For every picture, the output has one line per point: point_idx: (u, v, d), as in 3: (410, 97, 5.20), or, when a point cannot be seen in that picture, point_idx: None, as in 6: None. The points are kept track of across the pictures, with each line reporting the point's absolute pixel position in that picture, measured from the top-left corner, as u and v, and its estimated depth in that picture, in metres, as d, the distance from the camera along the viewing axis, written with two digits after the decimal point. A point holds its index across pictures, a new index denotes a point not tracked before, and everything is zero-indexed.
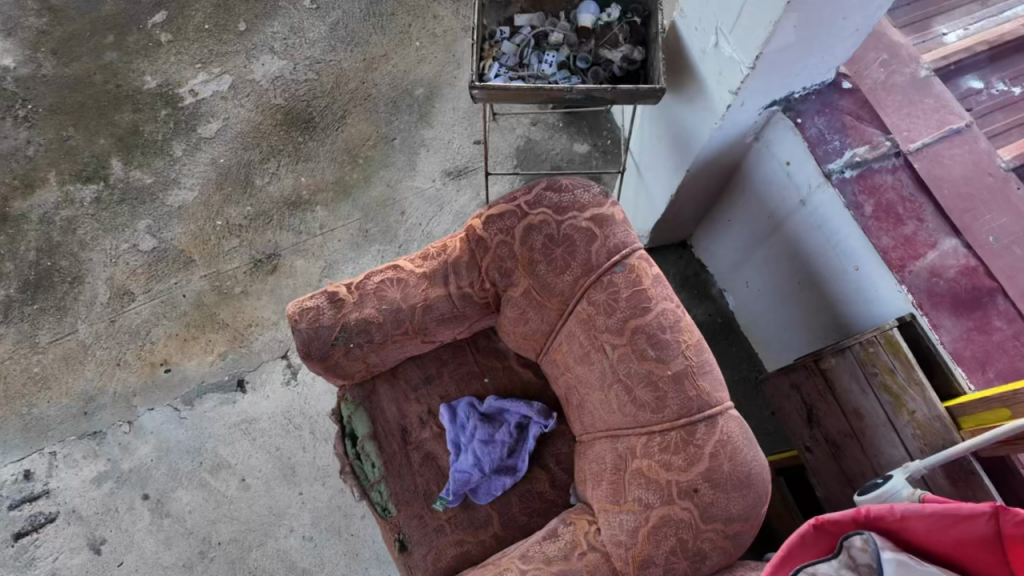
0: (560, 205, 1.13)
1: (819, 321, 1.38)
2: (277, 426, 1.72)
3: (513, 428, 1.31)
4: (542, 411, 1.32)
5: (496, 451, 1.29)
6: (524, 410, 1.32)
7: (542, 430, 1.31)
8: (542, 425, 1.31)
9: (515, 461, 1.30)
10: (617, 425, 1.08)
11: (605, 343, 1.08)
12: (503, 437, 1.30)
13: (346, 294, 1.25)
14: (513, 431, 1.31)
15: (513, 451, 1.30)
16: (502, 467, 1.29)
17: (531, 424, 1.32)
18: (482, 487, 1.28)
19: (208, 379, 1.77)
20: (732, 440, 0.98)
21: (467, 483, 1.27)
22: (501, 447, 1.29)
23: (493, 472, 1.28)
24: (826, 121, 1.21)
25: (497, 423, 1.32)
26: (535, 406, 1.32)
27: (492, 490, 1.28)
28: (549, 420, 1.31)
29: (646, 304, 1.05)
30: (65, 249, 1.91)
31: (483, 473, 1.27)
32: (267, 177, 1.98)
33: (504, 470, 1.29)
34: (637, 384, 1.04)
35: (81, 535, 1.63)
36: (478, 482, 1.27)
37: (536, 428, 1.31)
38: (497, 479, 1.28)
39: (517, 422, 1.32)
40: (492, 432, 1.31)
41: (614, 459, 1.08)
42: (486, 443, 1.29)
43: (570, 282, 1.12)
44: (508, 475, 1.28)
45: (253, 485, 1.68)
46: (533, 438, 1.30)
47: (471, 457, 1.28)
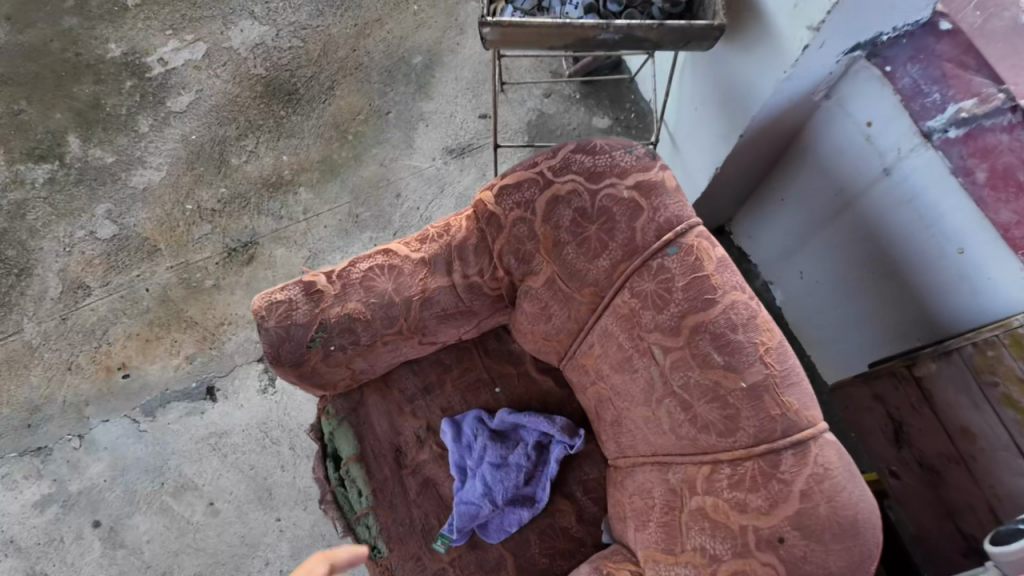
0: (594, 169, 0.90)
1: (899, 317, 1.14)
2: (251, 441, 1.49)
3: (531, 449, 1.08)
4: (567, 428, 1.08)
5: (510, 477, 1.05)
6: (545, 426, 1.08)
7: (567, 451, 1.07)
8: (567, 444, 1.07)
9: (533, 488, 1.07)
10: (671, 450, 0.86)
11: (654, 345, 0.85)
12: (519, 459, 1.07)
13: (325, 285, 1.01)
14: (531, 452, 1.07)
15: (532, 477, 1.07)
16: (518, 496, 1.06)
17: (554, 443, 1.08)
18: (493, 521, 1.05)
19: (172, 387, 1.53)
20: (831, 474, 0.74)
21: (474, 517, 1.04)
22: (516, 472, 1.06)
23: (506, 502, 1.05)
24: (922, 69, 0.93)
25: (511, 442, 1.09)
26: (558, 421, 1.08)
27: (505, 524, 1.05)
28: (576, 439, 1.07)
29: (709, 295, 0.81)
30: (12, 236, 1.67)
31: (495, 504, 1.04)
32: (244, 156, 1.75)
33: (520, 501, 1.06)
34: (698, 399, 0.81)
35: (19, 570, 1.39)
36: (487, 515, 1.04)
37: (559, 448, 1.07)
38: (511, 512, 1.05)
39: (537, 440, 1.08)
40: (505, 453, 1.07)
41: (667, 494, 0.86)
42: (497, 467, 1.06)
43: (607, 268, 0.89)
44: (525, 506, 1.05)
45: (222, 510, 1.44)
46: (555, 461, 1.06)
47: (480, 484, 1.05)
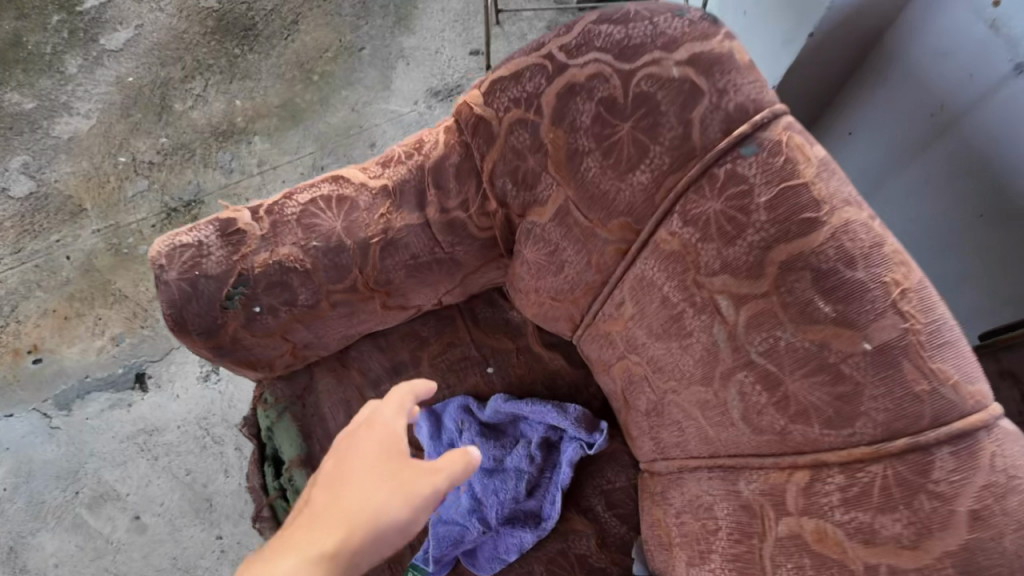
0: (626, 42, 0.61)
1: (1015, 276, 0.86)
2: (188, 440, 1.21)
3: (534, 449, 0.81)
4: (584, 420, 0.80)
5: (505, 487, 0.80)
6: (552, 418, 0.80)
7: (583, 451, 0.80)
8: (583, 442, 0.80)
9: (539, 501, 0.80)
10: (744, 450, 0.59)
11: (719, 295, 0.58)
12: (518, 462, 0.81)
13: (250, 225, 0.73)
14: (533, 452, 0.81)
15: (536, 486, 0.81)
16: (516, 512, 0.80)
17: (566, 441, 0.81)
18: (484, 545, 0.79)
19: (93, 374, 1.25)
20: (1018, 487, 0.48)
21: (458, 540, 0.79)
22: (513, 480, 0.80)
23: (500, 521, 0.79)
24: None
25: (508, 439, 0.83)
26: (571, 411, 0.80)
27: (500, 551, 0.78)
28: (595, 435, 0.80)
29: (809, 213, 0.54)
30: None
31: (486, 522, 0.79)
32: (189, 101, 1.46)
33: (520, 518, 0.79)
34: (791, 371, 0.54)
35: None
36: (475, 538, 0.79)
37: (573, 448, 0.79)
38: (508, 534, 0.78)
39: (542, 437, 0.81)
40: (499, 455, 0.81)
41: (737, 512, 0.60)
42: (488, 472, 0.81)
43: (647, 185, 0.61)
44: (526, 526, 0.79)
45: (150, 526, 1.17)
46: (567, 464, 0.79)
47: (465, 496, 0.80)
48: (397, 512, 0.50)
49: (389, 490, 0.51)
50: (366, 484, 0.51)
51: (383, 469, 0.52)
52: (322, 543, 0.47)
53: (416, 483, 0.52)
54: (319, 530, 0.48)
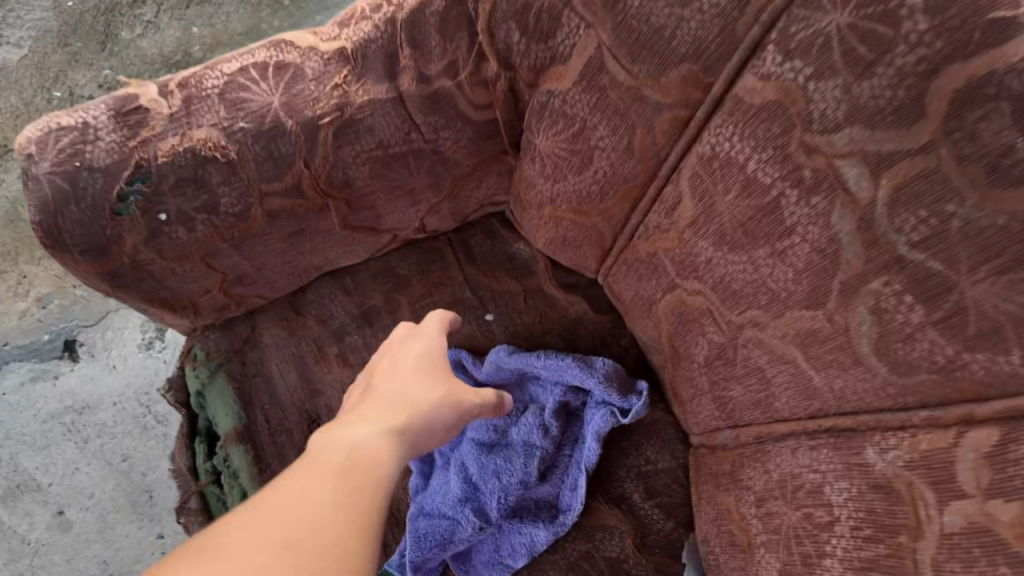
0: None
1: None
2: (125, 420, 1.00)
3: (550, 418, 0.62)
4: (616, 378, 0.59)
5: (510, 467, 0.60)
6: (573, 377, 0.60)
7: (615, 421, 0.59)
8: (616, 410, 0.59)
9: (555, 486, 0.61)
10: (885, 404, 0.40)
11: (842, 160, 0.37)
12: (527, 436, 0.61)
13: (153, 100, 0.52)
14: (548, 421, 0.61)
15: (551, 466, 0.61)
16: (525, 501, 0.60)
17: (592, 408, 0.61)
18: (482, 545, 0.60)
19: (14, 339, 1.03)
20: None
21: (447, 539, 0.60)
22: (521, 459, 0.61)
23: (503, 513, 0.60)
24: None
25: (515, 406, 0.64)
26: (598, 367, 0.59)
27: (502, 554, 0.59)
28: (632, 400, 0.59)
29: (1006, 10, 0.33)
30: None
31: (484, 515, 0.60)
32: (138, 29, 1.23)
33: (529, 509, 0.60)
34: (968, 269, 0.34)
35: None
36: (469, 535, 0.59)
37: (602, 417, 0.59)
38: (512, 531, 0.59)
39: (559, 403, 0.62)
40: (503, 427, 0.62)
41: (868, 497, 0.40)
42: (488, 449, 0.62)
43: (725, 8, 0.40)
44: (539, 521, 0.59)
45: (77, 522, 0.97)
46: (593, 438, 0.59)
47: (457, 481, 0.61)
48: (443, 410, 0.53)
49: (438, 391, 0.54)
50: (420, 382, 0.54)
51: (428, 373, 0.55)
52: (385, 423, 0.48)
53: (461, 390, 0.56)
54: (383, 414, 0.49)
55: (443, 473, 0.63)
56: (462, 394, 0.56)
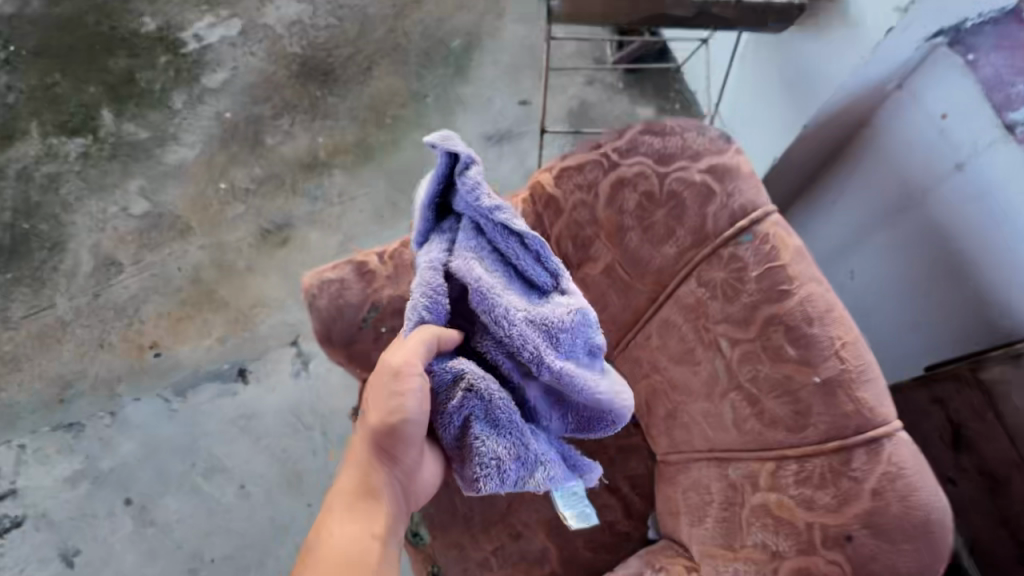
0: (663, 152, 0.84)
1: (947, 332, 1.10)
2: (283, 425, 1.48)
3: (465, 260, 0.73)
4: (440, 167, 0.74)
5: (508, 350, 0.72)
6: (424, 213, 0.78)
7: (468, 164, 0.74)
8: (450, 167, 0.75)
9: (546, 271, 0.76)
10: (735, 448, 0.84)
11: (721, 338, 0.83)
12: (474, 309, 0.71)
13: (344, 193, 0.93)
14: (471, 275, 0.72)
15: (520, 278, 0.75)
16: (565, 332, 0.73)
17: (458, 206, 0.76)
18: (572, 419, 0.79)
19: (204, 366, 1.53)
20: (905, 474, 0.73)
21: (527, 474, 0.72)
22: (501, 324, 0.71)
23: (548, 360, 0.71)
24: (1007, 58, 0.88)
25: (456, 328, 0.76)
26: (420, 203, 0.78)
27: (585, 383, 0.74)
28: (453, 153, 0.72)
29: (784, 286, 0.78)
30: (46, 210, 1.66)
31: (507, 429, 0.70)
32: (278, 136, 1.71)
33: (554, 319, 0.73)
34: (766, 393, 0.80)
35: (50, 544, 1.39)
36: (532, 453, 0.71)
37: (462, 187, 0.73)
38: (566, 344, 0.74)
39: (450, 246, 0.75)
40: (440, 365, 0.69)
41: (725, 489, 0.84)
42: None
43: (674, 256, 0.85)
44: (570, 315, 0.74)
45: (253, 493, 1.44)
46: (482, 206, 0.74)
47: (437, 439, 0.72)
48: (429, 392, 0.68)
49: (387, 400, 0.66)
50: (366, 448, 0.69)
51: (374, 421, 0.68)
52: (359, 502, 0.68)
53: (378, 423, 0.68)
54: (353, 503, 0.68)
55: (458, 462, 0.73)
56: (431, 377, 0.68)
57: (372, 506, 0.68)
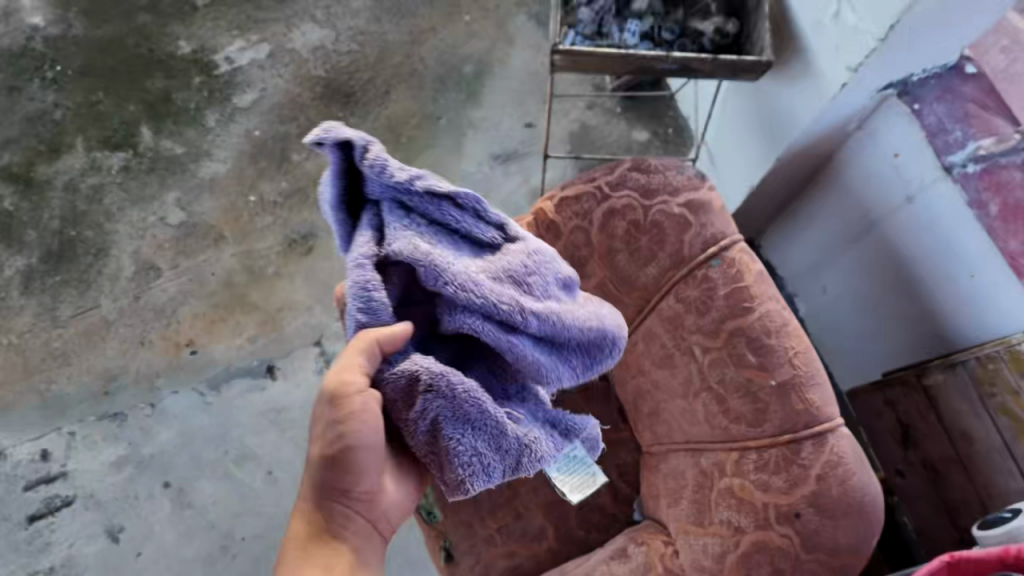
0: (648, 187, 1.00)
1: (904, 343, 1.23)
2: (307, 418, 1.63)
3: (403, 237, 0.79)
4: (335, 164, 0.81)
5: (482, 314, 0.78)
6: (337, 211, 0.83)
7: (362, 148, 0.79)
8: (343, 160, 0.81)
9: (488, 225, 0.87)
10: (705, 440, 0.98)
11: (694, 346, 0.98)
12: (436, 284, 0.77)
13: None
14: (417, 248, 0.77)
15: (470, 241, 0.85)
16: (528, 273, 0.85)
17: (371, 192, 0.82)
18: (573, 360, 0.87)
19: (236, 364, 1.68)
20: (843, 461, 0.90)
21: (512, 461, 0.80)
22: (470, 288, 0.77)
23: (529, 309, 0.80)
24: (947, 107, 1.02)
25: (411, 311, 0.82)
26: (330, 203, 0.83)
27: (568, 319, 0.84)
28: (343, 140, 0.78)
29: (747, 303, 0.95)
30: (91, 219, 1.81)
31: (479, 425, 0.77)
32: (304, 153, 1.86)
33: (516, 267, 0.84)
34: (732, 393, 0.95)
35: (98, 521, 1.55)
36: (511, 441, 0.79)
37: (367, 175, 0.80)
38: (538, 287, 0.85)
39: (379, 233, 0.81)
40: (400, 371, 0.76)
41: (697, 476, 0.98)
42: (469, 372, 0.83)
43: (656, 276, 1.00)
44: (526, 260, 0.85)
45: (280, 479, 1.58)
46: (396, 181, 0.80)
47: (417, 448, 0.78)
48: (380, 406, 0.76)
49: (338, 433, 0.74)
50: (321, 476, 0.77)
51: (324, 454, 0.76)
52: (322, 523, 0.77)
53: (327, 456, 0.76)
54: (317, 524, 0.77)
55: (438, 468, 0.79)
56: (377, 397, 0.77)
57: (331, 536, 0.77)
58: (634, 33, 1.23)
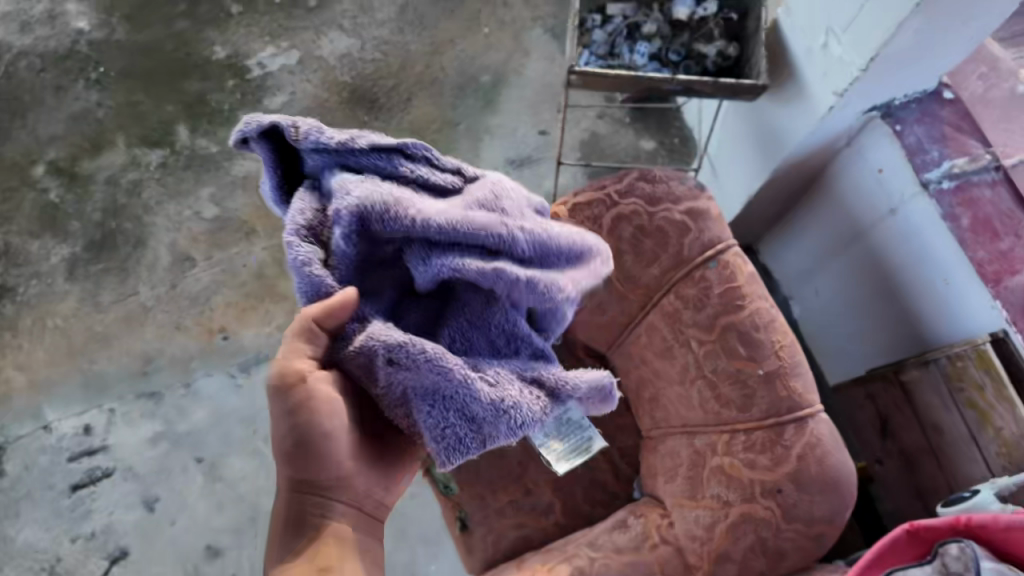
0: (653, 195, 1.11)
1: (887, 343, 1.34)
2: None
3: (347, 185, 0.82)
4: (265, 155, 0.87)
5: (452, 246, 0.81)
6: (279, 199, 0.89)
7: (291, 128, 0.85)
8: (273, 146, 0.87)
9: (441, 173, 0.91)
10: (699, 423, 1.09)
11: (691, 338, 1.09)
12: (400, 225, 0.79)
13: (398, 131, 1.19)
14: (364, 194, 0.79)
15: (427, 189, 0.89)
16: (492, 202, 0.89)
17: (310, 165, 0.87)
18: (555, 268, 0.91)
19: (264, 350, 1.80)
20: (821, 442, 1.02)
21: (487, 429, 0.83)
22: (433, 221, 0.80)
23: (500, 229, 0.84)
24: (925, 129, 1.13)
25: (380, 276, 0.85)
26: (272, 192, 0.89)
27: (539, 232, 0.88)
28: (264, 125, 0.84)
29: (739, 302, 1.07)
30: (130, 211, 1.93)
31: (447, 392, 0.80)
32: None
33: (478, 198, 0.88)
34: (724, 382, 1.06)
35: (135, 491, 1.67)
36: (479, 411, 0.82)
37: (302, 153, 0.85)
38: (506, 210, 0.89)
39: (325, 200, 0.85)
40: (361, 342, 0.80)
41: (690, 456, 1.09)
42: (448, 328, 0.86)
43: (659, 275, 1.11)
44: (486, 191, 0.90)
45: None
46: (331, 145, 0.84)
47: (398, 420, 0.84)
48: (332, 392, 0.81)
49: (299, 425, 0.80)
50: (292, 473, 0.83)
51: (289, 452, 0.81)
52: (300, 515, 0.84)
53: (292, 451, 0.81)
54: (295, 515, 0.84)
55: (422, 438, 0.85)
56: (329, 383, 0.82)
57: (310, 527, 0.83)
58: (643, 55, 1.36)
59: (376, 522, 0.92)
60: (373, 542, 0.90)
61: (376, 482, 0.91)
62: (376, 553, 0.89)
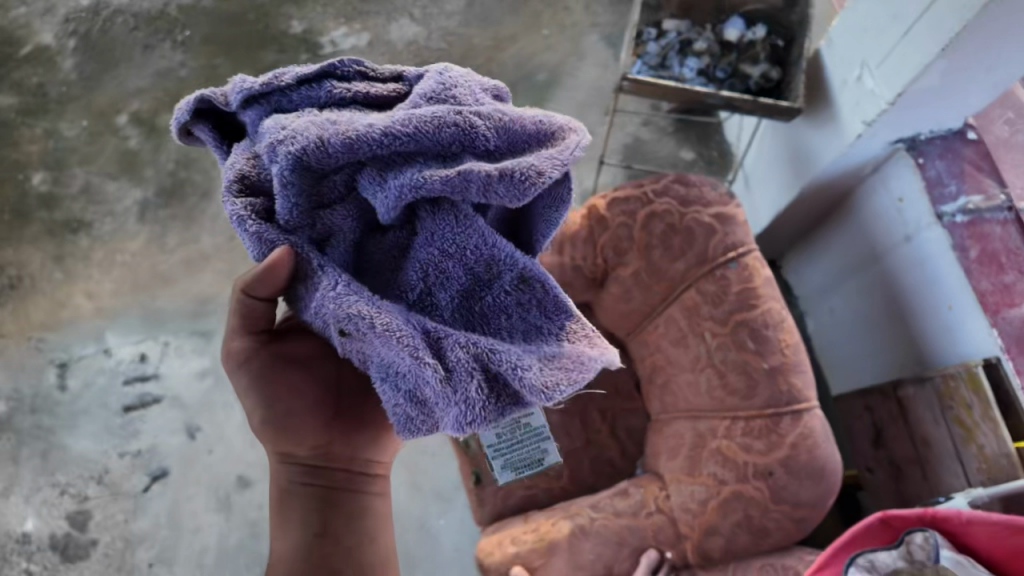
0: (686, 198, 1.22)
1: (891, 361, 1.43)
2: None
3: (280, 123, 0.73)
4: (208, 137, 0.83)
5: (399, 156, 0.70)
6: None
7: (219, 96, 0.81)
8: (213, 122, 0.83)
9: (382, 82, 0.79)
10: (704, 407, 1.19)
11: (706, 330, 1.19)
12: (333, 146, 0.68)
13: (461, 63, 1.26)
14: (298, 129, 0.70)
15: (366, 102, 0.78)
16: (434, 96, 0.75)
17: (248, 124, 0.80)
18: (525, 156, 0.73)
19: None
20: (814, 434, 1.13)
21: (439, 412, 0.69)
22: (375, 128, 0.68)
23: (454, 120, 0.69)
24: (946, 165, 1.22)
25: (333, 213, 0.72)
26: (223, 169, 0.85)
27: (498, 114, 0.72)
28: (196, 103, 0.81)
29: (753, 301, 1.18)
30: (200, 165, 2.09)
31: (396, 366, 0.69)
32: None
33: (420, 93, 0.75)
34: (731, 372, 1.16)
35: (180, 419, 1.83)
36: (426, 391, 0.68)
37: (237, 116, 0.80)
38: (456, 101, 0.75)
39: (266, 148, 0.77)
40: (312, 306, 0.73)
41: (692, 436, 1.19)
42: (415, 262, 0.72)
43: (683, 271, 1.22)
44: (428, 84, 0.76)
45: None
46: (254, 91, 0.77)
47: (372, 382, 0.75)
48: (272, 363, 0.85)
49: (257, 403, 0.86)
50: (277, 452, 0.89)
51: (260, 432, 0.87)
52: (291, 492, 0.89)
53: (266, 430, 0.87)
54: (291, 491, 0.90)
55: None
56: (272, 357, 0.86)
57: (292, 494, 0.89)
58: (692, 69, 1.48)
59: (367, 478, 0.95)
60: (362, 498, 0.93)
61: (355, 442, 0.92)
62: (365, 507, 0.93)
